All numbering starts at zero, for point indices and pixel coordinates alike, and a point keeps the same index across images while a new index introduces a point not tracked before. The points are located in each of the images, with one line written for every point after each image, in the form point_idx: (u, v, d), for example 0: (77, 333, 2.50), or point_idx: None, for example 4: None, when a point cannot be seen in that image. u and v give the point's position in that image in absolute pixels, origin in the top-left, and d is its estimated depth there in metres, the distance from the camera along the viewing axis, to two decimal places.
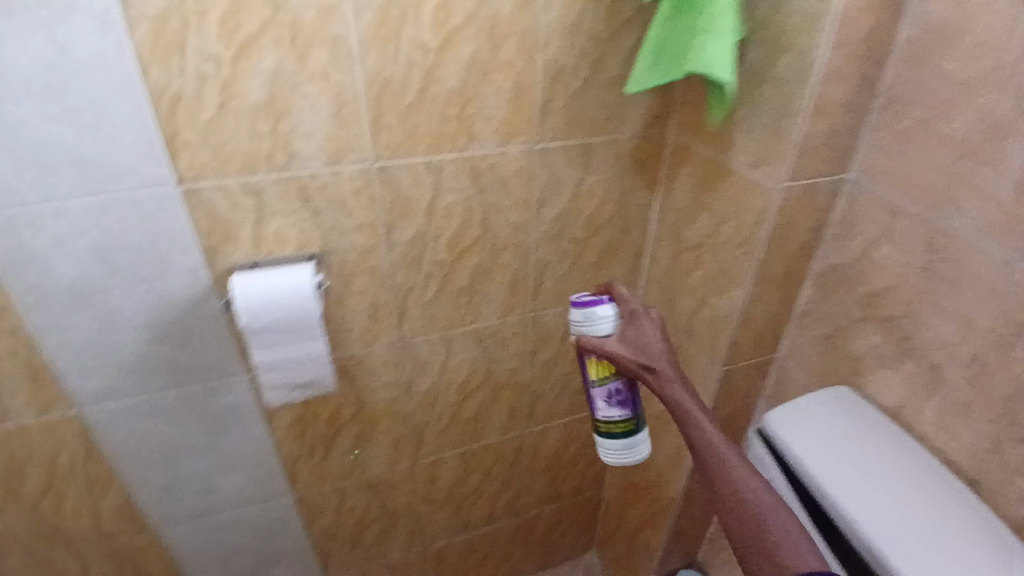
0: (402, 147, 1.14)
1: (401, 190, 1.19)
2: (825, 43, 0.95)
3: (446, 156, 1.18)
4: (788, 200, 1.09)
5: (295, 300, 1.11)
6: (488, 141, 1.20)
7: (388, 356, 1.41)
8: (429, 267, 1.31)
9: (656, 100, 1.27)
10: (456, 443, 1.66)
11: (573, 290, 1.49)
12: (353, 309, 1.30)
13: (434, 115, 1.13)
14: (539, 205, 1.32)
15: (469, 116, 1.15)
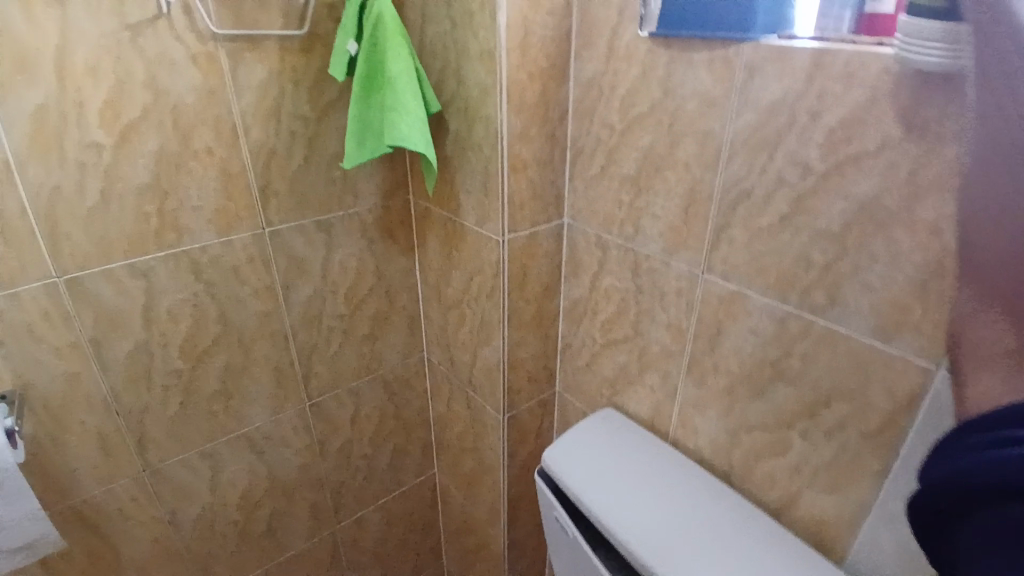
0: (92, 257, 0.78)
1: (104, 301, 0.81)
2: (502, 108, 0.80)
3: (155, 258, 0.83)
4: (514, 254, 0.91)
5: None
6: (203, 234, 0.85)
7: (137, 495, 0.94)
8: (163, 381, 0.90)
9: (386, 167, 1.00)
10: (249, 566, 1.14)
11: (355, 370, 1.14)
12: (75, 451, 0.86)
13: (123, 212, 0.78)
14: (288, 284, 0.97)
15: (172, 210, 0.81)
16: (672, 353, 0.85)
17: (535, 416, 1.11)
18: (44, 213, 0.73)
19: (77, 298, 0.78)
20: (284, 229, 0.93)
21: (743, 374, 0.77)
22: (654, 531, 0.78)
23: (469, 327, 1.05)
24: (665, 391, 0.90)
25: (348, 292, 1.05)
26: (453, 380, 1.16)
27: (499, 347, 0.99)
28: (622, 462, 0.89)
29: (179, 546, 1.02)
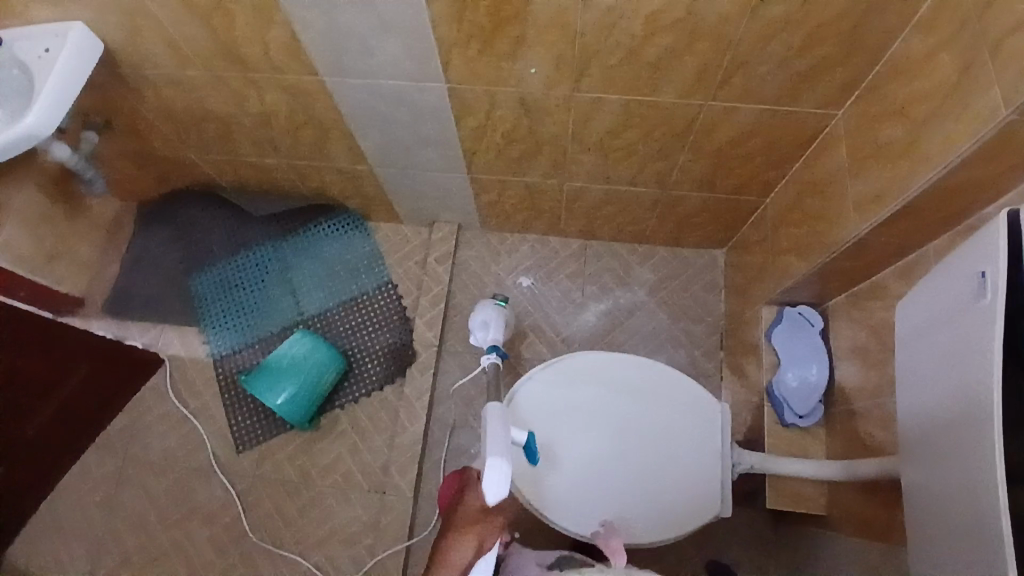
0: (457, 37, 0.93)
1: (492, 65, 0.98)
2: (877, 192, 0.89)
3: (485, 59, 0.96)
4: (779, 144, 1.08)
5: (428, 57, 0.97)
6: (536, 84, 1.01)
7: (473, 182, 1.33)
8: (473, 105, 1.08)
9: (737, 126, 1.05)
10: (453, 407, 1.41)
11: (596, 194, 1.31)
12: (422, 117, 1.14)
13: (479, 21, 0.89)
14: (579, 125, 1.09)
15: (508, 59, 0.96)
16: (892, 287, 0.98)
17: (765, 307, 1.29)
18: (414, 39, 0.94)
19: (367, 70, 1.03)
20: (561, 109, 1.06)
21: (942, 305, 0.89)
22: (595, 475, 0.98)
23: (755, 175, 1.16)
24: (872, 295, 1.02)
25: (628, 169, 1.20)
26: (678, 229, 1.41)
27: (753, 173, 1.16)
28: (608, 408, 1.01)
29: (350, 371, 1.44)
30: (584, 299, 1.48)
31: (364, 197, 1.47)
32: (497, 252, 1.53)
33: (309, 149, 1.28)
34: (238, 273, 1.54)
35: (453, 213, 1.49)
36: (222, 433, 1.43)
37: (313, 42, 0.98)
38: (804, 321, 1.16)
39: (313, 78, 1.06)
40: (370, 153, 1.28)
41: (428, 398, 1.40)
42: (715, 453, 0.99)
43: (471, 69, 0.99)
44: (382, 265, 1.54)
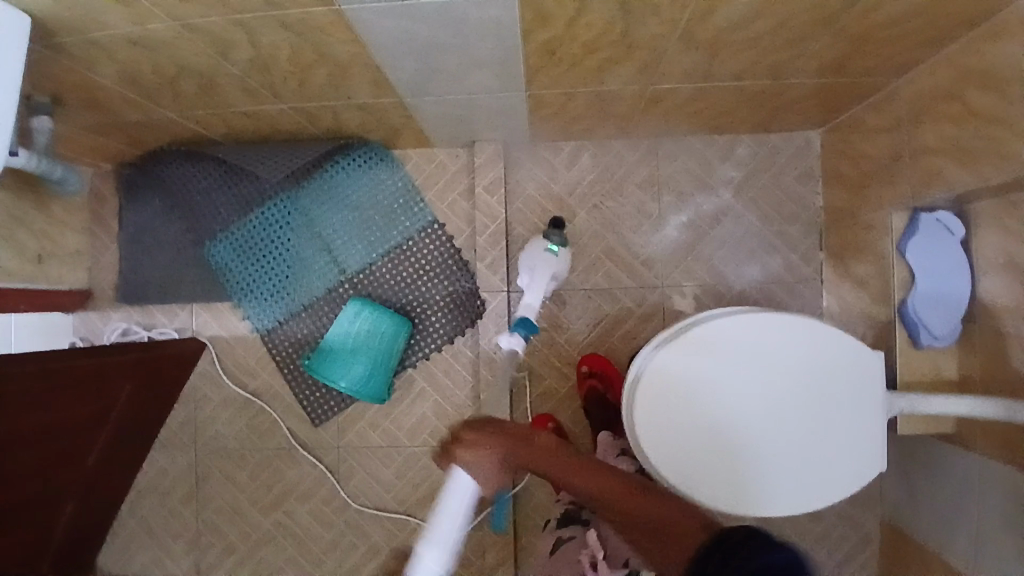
0: None
1: None
2: None
3: None
4: (943, 27, 0.82)
5: None
6: None
7: (527, 97, 1.07)
8: (543, 15, 0.79)
9: (896, 13, 0.79)
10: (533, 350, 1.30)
11: (682, 92, 1.06)
12: (469, 36, 0.85)
13: None
14: (683, 25, 0.82)
15: None
16: None
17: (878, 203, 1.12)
18: None
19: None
20: (663, 9, 0.78)
21: None
22: (741, 445, 0.90)
23: (892, 59, 0.92)
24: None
25: (733, 63, 0.94)
26: (771, 118, 1.17)
27: (891, 57, 0.91)
28: (767, 378, 0.90)
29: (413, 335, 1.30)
30: (660, 211, 1.29)
31: (388, 127, 1.20)
32: (552, 167, 1.31)
33: (317, 88, 0.99)
34: (259, 236, 1.32)
35: (495, 130, 1.23)
36: (293, 410, 1.32)
37: None
38: (942, 230, 0.99)
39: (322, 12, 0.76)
40: (400, 83, 0.99)
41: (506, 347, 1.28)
42: (866, 421, 0.91)
43: None
44: (420, 202, 1.33)
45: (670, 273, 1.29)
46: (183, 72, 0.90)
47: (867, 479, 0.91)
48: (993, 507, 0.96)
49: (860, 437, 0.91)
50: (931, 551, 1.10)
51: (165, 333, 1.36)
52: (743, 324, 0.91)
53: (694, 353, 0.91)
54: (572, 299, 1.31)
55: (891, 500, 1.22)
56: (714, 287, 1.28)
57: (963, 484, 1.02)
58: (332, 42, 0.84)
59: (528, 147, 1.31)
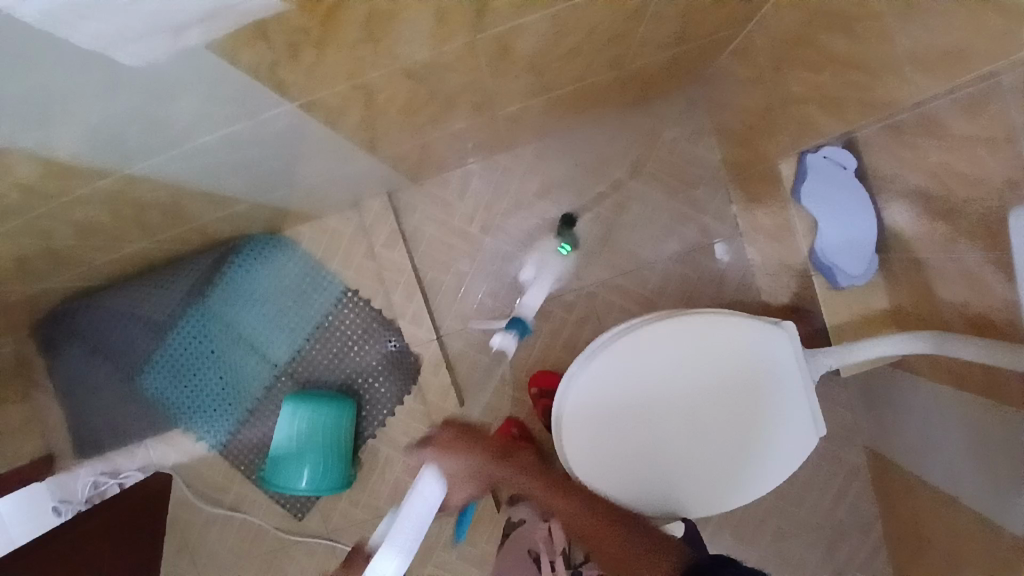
0: (277, 67, 0.59)
1: (342, 66, 0.63)
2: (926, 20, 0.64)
3: (333, 68, 0.63)
4: None
5: (255, 95, 0.64)
6: (416, 56, 0.66)
7: (386, 157, 1.02)
8: (343, 107, 0.74)
9: None
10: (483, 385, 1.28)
11: (538, 106, 1.01)
12: (281, 142, 0.80)
13: (298, 41, 0.55)
14: (490, 67, 0.77)
15: (379, 53, 0.62)
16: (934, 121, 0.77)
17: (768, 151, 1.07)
18: (218, 92, 0.61)
19: (176, 140, 0.69)
20: (459, 65, 0.73)
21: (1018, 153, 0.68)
22: (670, 456, 0.90)
23: (727, 17, 0.87)
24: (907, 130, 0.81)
25: (571, 71, 0.89)
26: (644, 92, 1.12)
27: (726, 17, 0.86)
28: (694, 387, 0.88)
29: (360, 410, 1.28)
30: (564, 213, 1.25)
31: (266, 218, 1.16)
32: (446, 201, 1.27)
33: (163, 220, 0.95)
34: (182, 355, 1.30)
35: (374, 186, 1.19)
36: (273, 509, 1.33)
37: (76, 151, 0.63)
38: (833, 166, 0.92)
39: (113, 176, 0.72)
40: (242, 189, 0.95)
41: (455, 390, 1.27)
42: (797, 400, 0.89)
43: (317, 86, 0.66)
44: (326, 275, 1.29)
45: (592, 272, 1.26)
46: (23, 257, 0.87)
47: (804, 457, 0.90)
48: (952, 432, 0.94)
49: (794, 418, 0.90)
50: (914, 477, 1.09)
51: (129, 476, 1.32)
52: (669, 335, 0.88)
53: (620, 372, 0.88)
54: (504, 326, 1.28)
55: (869, 429, 1.21)
56: (640, 272, 1.24)
57: (924, 413, 1.00)
58: (145, 189, 0.80)
59: (416, 189, 1.27)
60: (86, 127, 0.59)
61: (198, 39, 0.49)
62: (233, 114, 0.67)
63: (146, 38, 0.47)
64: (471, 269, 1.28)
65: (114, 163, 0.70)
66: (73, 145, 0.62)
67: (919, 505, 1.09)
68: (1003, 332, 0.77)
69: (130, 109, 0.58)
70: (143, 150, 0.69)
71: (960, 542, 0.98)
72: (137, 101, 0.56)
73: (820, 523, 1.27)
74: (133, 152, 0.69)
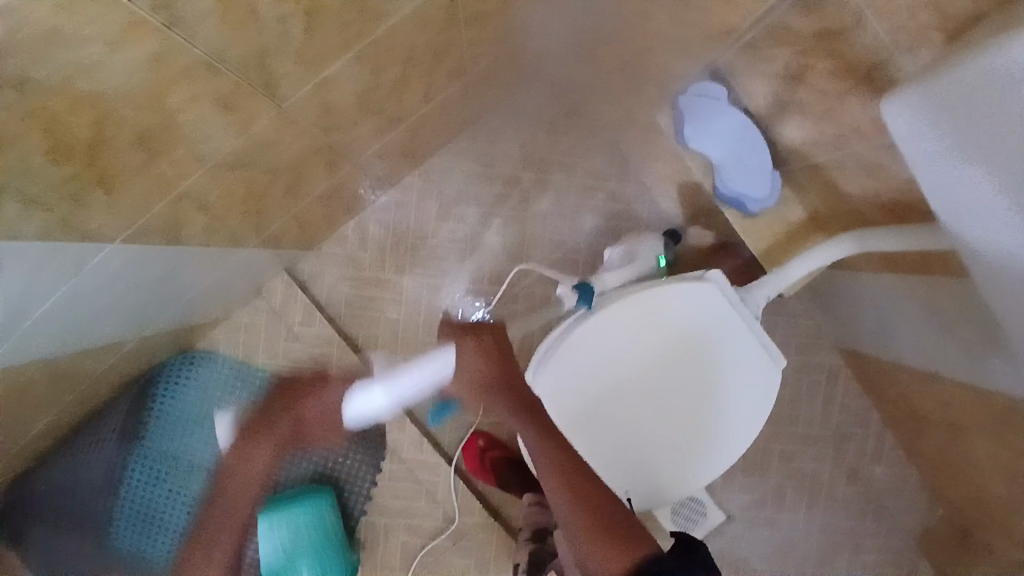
0: (72, 218, 0.53)
1: (148, 189, 0.57)
2: None
3: (140, 194, 0.57)
4: None
5: (71, 255, 0.58)
6: (226, 147, 0.60)
7: (266, 239, 0.96)
8: (180, 221, 0.68)
9: None
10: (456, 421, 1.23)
11: (400, 135, 0.96)
12: (136, 278, 0.74)
13: (75, 183, 0.49)
14: (321, 124, 0.71)
15: (178, 161, 0.56)
16: (776, 31, 0.75)
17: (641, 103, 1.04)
18: (25, 269, 0.55)
19: (14, 327, 0.63)
20: (285, 136, 0.67)
21: (863, 39, 0.66)
22: (650, 442, 0.87)
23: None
24: (752, 49, 0.80)
25: (413, 95, 0.84)
26: (503, 84, 1.08)
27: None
28: (642, 370, 0.86)
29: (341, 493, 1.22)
30: (472, 227, 1.20)
31: (171, 340, 1.09)
32: (352, 256, 1.21)
33: (54, 392, 0.88)
34: (143, 502, 1.22)
35: (271, 269, 1.13)
36: None
37: None
38: (708, 102, 0.90)
39: None
40: (123, 329, 0.88)
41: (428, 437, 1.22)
42: (752, 355, 0.87)
43: (137, 215, 0.60)
44: (258, 371, 1.22)
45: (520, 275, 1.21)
46: None
47: (769, 411, 0.88)
48: (907, 315, 0.93)
49: (752, 374, 0.87)
50: (889, 364, 1.08)
51: None
52: (595, 331, 0.85)
53: (566, 383, 0.86)
54: None
55: (834, 330, 1.20)
56: (567, 258, 1.20)
57: (876, 302, 0.99)
58: (11, 378, 0.73)
59: (316, 255, 1.20)
60: None
61: None
62: (61, 281, 0.61)
63: None
64: (400, 314, 1.22)
65: None
66: None
67: (903, 388, 1.08)
68: (915, 207, 0.75)
69: None
70: None
71: (950, 413, 0.98)
72: None
73: (821, 433, 1.26)
74: None
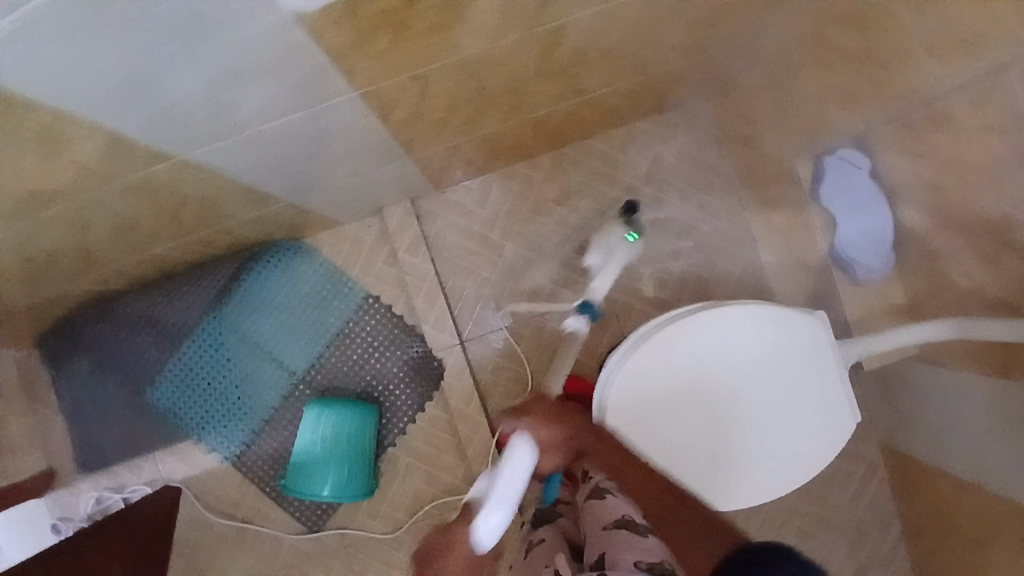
0: (348, 54, 0.62)
1: (404, 58, 0.66)
2: None
3: (399, 58, 0.66)
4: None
5: (320, 87, 0.68)
6: (475, 47, 0.70)
7: (419, 158, 1.05)
8: (394, 102, 0.77)
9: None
10: (509, 389, 1.28)
11: (568, 111, 1.06)
12: (328, 140, 0.83)
13: (375, 27, 0.59)
14: (535, 63, 0.81)
15: (439, 42, 0.66)
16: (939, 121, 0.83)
17: (775, 156, 1.14)
18: (292, 81, 0.65)
19: (240, 136, 0.73)
20: (507, 60, 0.77)
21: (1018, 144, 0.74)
22: (718, 449, 0.91)
23: (733, 26, 0.95)
24: (904, 130, 0.89)
25: (600, 75, 0.94)
26: (661, 101, 1.18)
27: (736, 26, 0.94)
28: (726, 378, 0.91)
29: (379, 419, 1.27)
30: (584, 219, 1.29)
31: (291, 224, 1.18)
32: (467, 208, 1.30)
33: (198, 222, 0.97)
34: (194, 363, 1.28)
35: (398, 192, 1.22)
36: (288, 523, 1.29)
37: (149, 139, 0.67)
38: (849, 167, 1.00)
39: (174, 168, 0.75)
40: (282, 190, 0.98)
41: (481, 394, 1.27)
42: (827, 415, 0.92)
43: (380, 79, 0.70)
44: (345, 282, 1.29)
45: (612, 278, 1.28)
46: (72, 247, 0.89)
47: (828, 461, 0.92)
48: (969, 418, 0.98)
49: (823, 414, 0.92)
50: (931, 468, 1.11)
51: (136, 490, 1.30)
52: (694, 327, 0.91)
53: (655, 369, 0.91)
54: (525, 331, 1.29)
55: (883, 425, 1.24)
56: (657, 275, 1.28)
57: (941, 399, 1.03)
58: (196, 181, 0.82)
59: (438, 198, 1.30)
60: (168, 115, 0.64)
61: (279, 26, 0.55)
62: (292, 111, 0.71)
63: (237, 21, 0.53)
64: (492, 275, 1.29)
65: (194, 154, 0.74)
66: (157, 132, 0.66)
67: (937, 496, 1.11)
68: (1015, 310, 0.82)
69: (203, 95, 0.62)
70: (217, 142, 0.73)
71: (978, 526, 1.01)
72: (224, 82, 0.61)
73: (841, 522, 1.28)
74: (213, 146, 0.73)
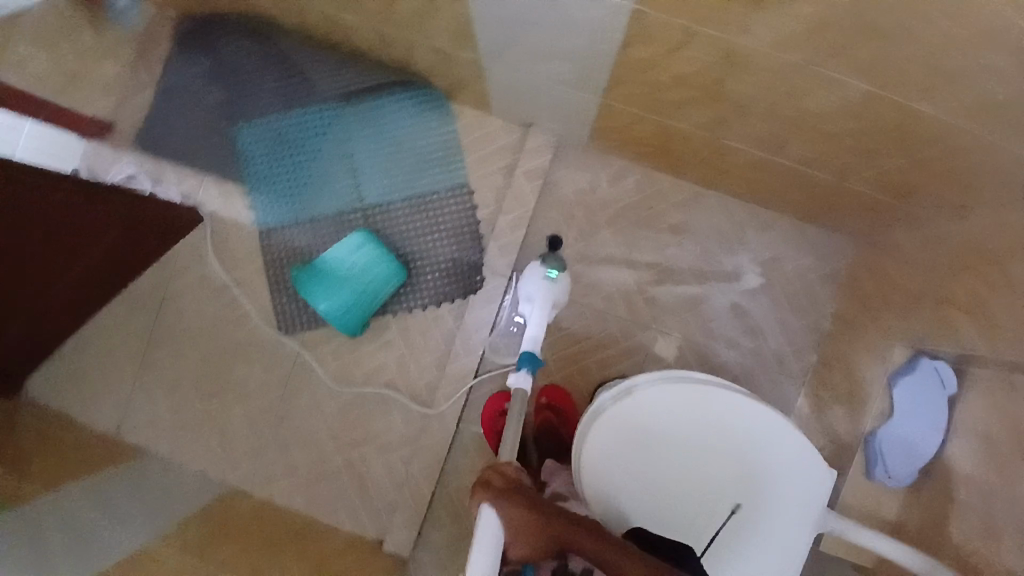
0: None
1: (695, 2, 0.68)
2: None
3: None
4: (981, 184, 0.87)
5: None
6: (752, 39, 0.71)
7: (603, 105, 1.07)
8: (644, 36, 0.79)
9: (956, 154, 0.82)
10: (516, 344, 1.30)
11: (748, 159, 1.07)
12: (562, 30, 0.85)
13: None
14: (776, 93, 0.82)
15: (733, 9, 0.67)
16: None
17: (877, 326, 1.14)
18: None
19: None
20: (759, 74, 0.78)
21: None
22: (674, 511, 0.92)
23: (934, 194, 0.95)
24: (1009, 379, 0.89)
25: (805, 146, 0.95)
26: (820, 212, 1.19)
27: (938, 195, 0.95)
28: (721, 459, 0.93)
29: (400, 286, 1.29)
30: (680, 259, 1.30)
31: (455, 79, 1.19)
32: (596, 178, 1.31)
33: (398, 16, 1.00)
34: (292, 131, 1.30)
35: (556, 122, 1.23)
36: (265, 310, 1.32)
37: None
38: (935, 379, 0.99)
39: None
40: (482, 45, 1.00)
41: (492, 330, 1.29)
42: (783, 553, 0.92)
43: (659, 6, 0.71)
44: (457, 160, 1.31)
45: (666, 322, 1.29)
46: None
47: None
48: None
49: (780, 550, 0.93)
50: None
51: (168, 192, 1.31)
52: (722, 401, 0.93)
53: (668, 409, 0.93)
54: (565, 309, 1.30)
55: None
56: (703, 347, 1.29)
57: None
58: None
59: (580, 152, 1.31)
60: None
61: None
62: None
63: None
64: (574, 246, 1.31)
65: None
66: None
67: None
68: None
69: None
70: None
71: None
72: None
73: None
74: None
